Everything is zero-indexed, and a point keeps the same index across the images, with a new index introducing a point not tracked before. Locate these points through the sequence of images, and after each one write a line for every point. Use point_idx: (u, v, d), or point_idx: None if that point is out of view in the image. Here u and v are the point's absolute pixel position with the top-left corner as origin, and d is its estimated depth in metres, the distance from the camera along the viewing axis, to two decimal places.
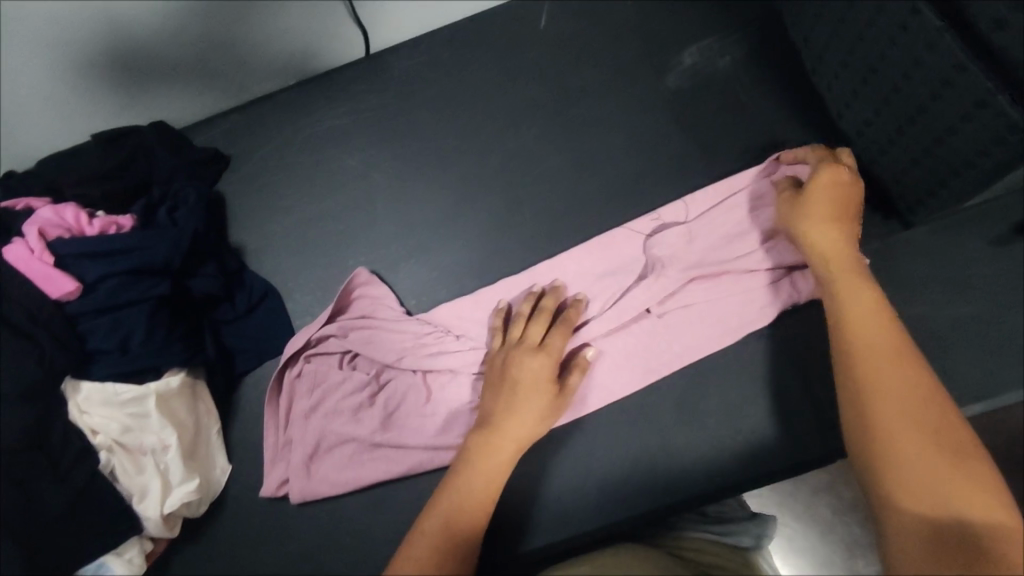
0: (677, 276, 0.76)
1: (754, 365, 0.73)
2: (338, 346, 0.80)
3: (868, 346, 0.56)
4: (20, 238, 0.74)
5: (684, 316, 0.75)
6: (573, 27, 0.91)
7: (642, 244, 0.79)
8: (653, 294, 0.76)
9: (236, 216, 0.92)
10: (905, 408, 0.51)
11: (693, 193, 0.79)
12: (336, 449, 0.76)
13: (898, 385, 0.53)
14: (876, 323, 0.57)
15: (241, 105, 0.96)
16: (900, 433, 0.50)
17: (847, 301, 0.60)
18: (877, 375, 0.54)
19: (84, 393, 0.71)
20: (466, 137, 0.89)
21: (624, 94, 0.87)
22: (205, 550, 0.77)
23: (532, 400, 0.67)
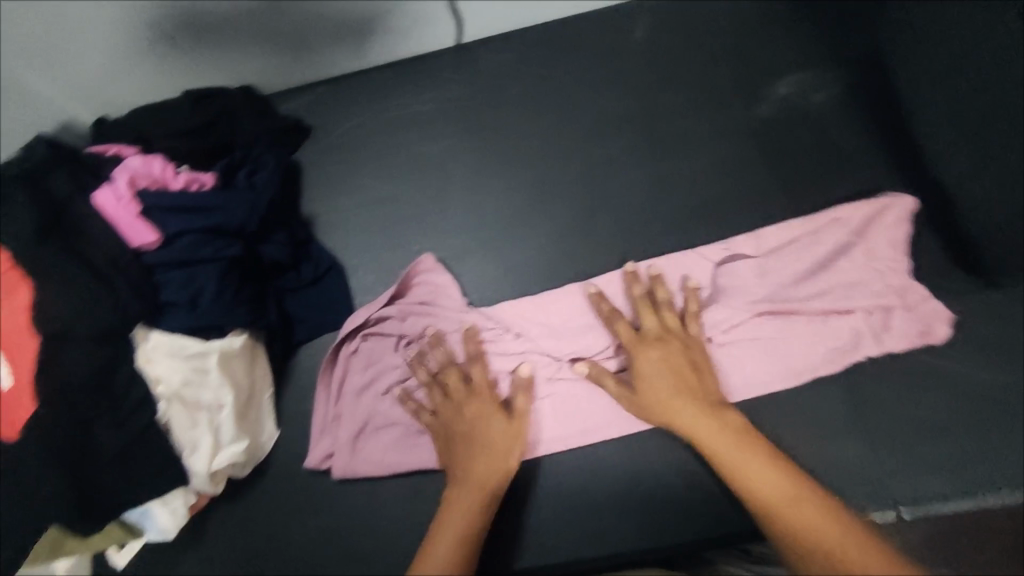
0: (743, 309, 0.77)
1: (806, 405, 0.75)
2: (393, 328, 0.81)
3: (744, 476, 0.62)
4: (109, 183, 0.75)
5: (745, 349, 0.76)
6: (667, 42, 0.91)
7: (711, 270, 0.79)
8: (715, 320, 0.77)
9: (310, 187, 0.92)
10: (821, 531, 0.55)
11: (766, 228, 0.79)
12: (383, 432, 0.79)
13: (806, 513, 0.56)
14: (752, 462, 0.62)
15: (328, 80, 0.97)
16: (831, 554, 0.53)
17: (725, 455, 0.64)
18: (796, 520, 0.56)
19: (152, 342, 0.72)
20: (547, 139, 0.89)
21: (713, 117, 0.86)
22: (247, 509, 0.79)
23: (499, 425, 0.74)
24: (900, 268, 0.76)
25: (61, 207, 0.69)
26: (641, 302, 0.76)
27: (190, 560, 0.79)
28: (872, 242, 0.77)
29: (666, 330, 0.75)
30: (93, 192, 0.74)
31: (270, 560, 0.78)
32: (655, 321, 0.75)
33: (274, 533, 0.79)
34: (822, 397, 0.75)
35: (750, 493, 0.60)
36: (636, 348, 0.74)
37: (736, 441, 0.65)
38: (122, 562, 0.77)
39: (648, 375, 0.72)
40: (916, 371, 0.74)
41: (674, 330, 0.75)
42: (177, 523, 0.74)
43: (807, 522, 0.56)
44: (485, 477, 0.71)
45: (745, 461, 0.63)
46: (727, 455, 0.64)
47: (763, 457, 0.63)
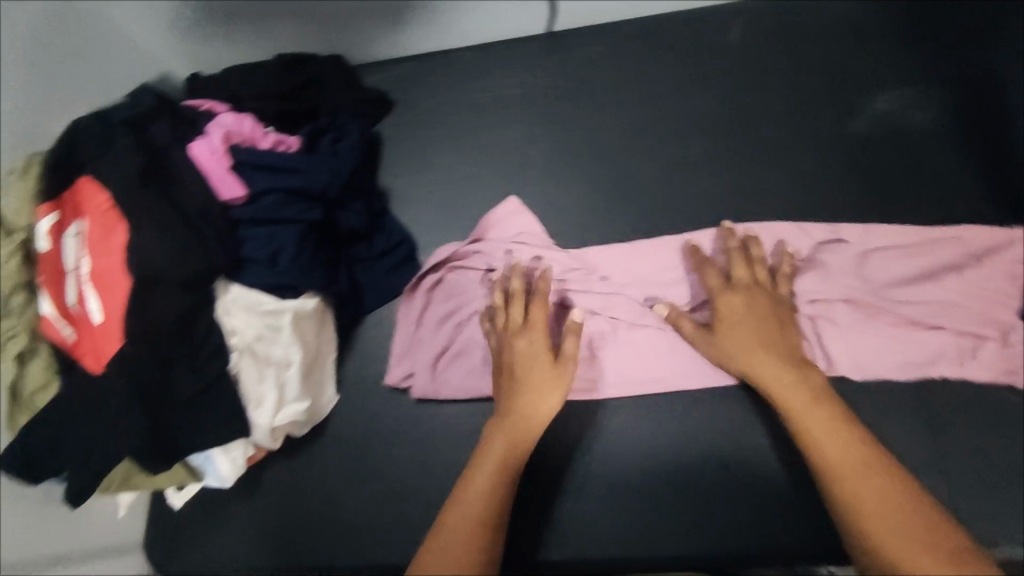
0: (837, 291, 0.78)
1: (872, 429, 0.73)
2: (482, 263, 0.85)
3: (818, 436, 0.65)
4: (203, 135, 0.77)
5: (827, 326, 0.77)
6: (762, 47, 0.89)
7: (811, 245, 0.80)
8: (805, 290, 0.79)
9: (388, 160, 0.94)
10: (880, 503, 0.60)
11: (880, 225, 0.79)
12: (462, 358, 0.82)
13: (870, 485, 0.62)
14: (829, 427, 0.66)
15: (415, 56, 0.98)
16: (884, 524, 0.59)
17: (800, 413, 0.67)
18: (860, 490, 0.61)
19: (232, 294, 0.75)
20: (629, 135, 0.89)
21: (803, 127, 0.85)
22: (303, 466, 0.82)
23: (528, 410, 0.71)
24: (1010, 305, 0.75)
25: (159, 156, 0.72)
26: (734, 254, 0.78)
27: (245, 508, 0.82)
28: (987, 268, 0.76)
29: (752, 283, 0.77)
30: (188, 143, 0.76)
31: (320, 518, 0.80)
32: (745, 273, 0.77)
33: (326, 493, 0.81)
34: (890, 424, 0.74)
35: (818, 454, 0.65)
36: (720, 299, 0.76)
37: (814, 400, 0.68)
38: (181, 502, 0.81)
39: (729, 322, 0.75)
40: (988, 407, 0.73)
41: (759, 282, 0.77)
42: (235, 472, 0.76)
43: (869, 493, 0.61)
44: (503, 462, 0.68)
45: (818, 423, 0.66)
46: (800, 415, 0.67)
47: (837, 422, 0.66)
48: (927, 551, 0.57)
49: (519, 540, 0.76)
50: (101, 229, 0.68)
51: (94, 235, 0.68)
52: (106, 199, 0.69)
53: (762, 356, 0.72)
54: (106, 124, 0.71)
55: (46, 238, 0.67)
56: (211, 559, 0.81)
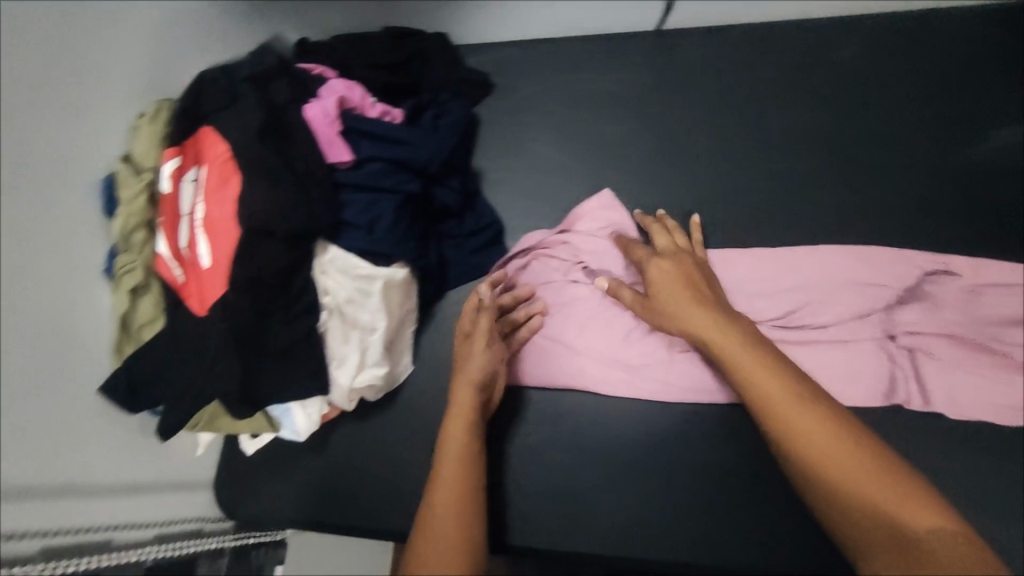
0: (938, 325, 0.78)
1: (954, 469, 0.73)
2: (569, 253, 0.86)
3: (761, 389, 0.60)
4: (317, 99, 0.79)
5: (927, 362, 0.76)
6: (878, 67, 0.88)
7: (916, 276, 0.78)
8: (906, 320, 0.78)
9: (483, 141, 0.94)
10: (837, 451, 0.55)
11: (994, 263, 0.78)
12: (538, 346, 0.83)
13: (819, 428, 0.56)
14: (768, 375, 0.60)
15: (521, 41, 0.98)
16: (846, 472, 0.54)
17: (739, 366, 0.63)
18: (813, 438, 0.56)
19: (329, 255, 0.76)
20: (731, 142, 0.88)
21: (911, 154, 0.84)
22: (373, 431, 0.84)
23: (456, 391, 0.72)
24: None
25: (277, 113, 0.75)
26: (659, 232, 0.80)
27: (313, 465, 0.84)
28: None
29: (676, 249, 0.77)
30: (303, 105, 0.78)
31: (384, 483, 0.82)
32: (667, 242, 0.79)
33: (392, 459, 0.83)
34: (971, 468, 0.73)
35: (762, 407, 0.59)
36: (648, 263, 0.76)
37: (749, 350, 0.63)
38: (253, 449, 0.84)
39: (662, 285, 0.72)
40: None
41: (682, 247, 0.78)
42: (309, 427, 0.78)
43: (822, 439, 0.55)
44: (461, 442, 0.68)
45: (770, 388, 0.59)
46: (753, 385, 0.61)
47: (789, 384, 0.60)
48: (888, 490, 0.52)
49: (579, 530, 0.77)
50: (219, 177, 0.71)
51: (212, 183, 0.70)
52: (226, 150, 0.71)
53: (696, 307, 0.69)
54: (233, 82, 0.74)
55: (168, 181, 0.70)
56: (275, 508, 0.84)
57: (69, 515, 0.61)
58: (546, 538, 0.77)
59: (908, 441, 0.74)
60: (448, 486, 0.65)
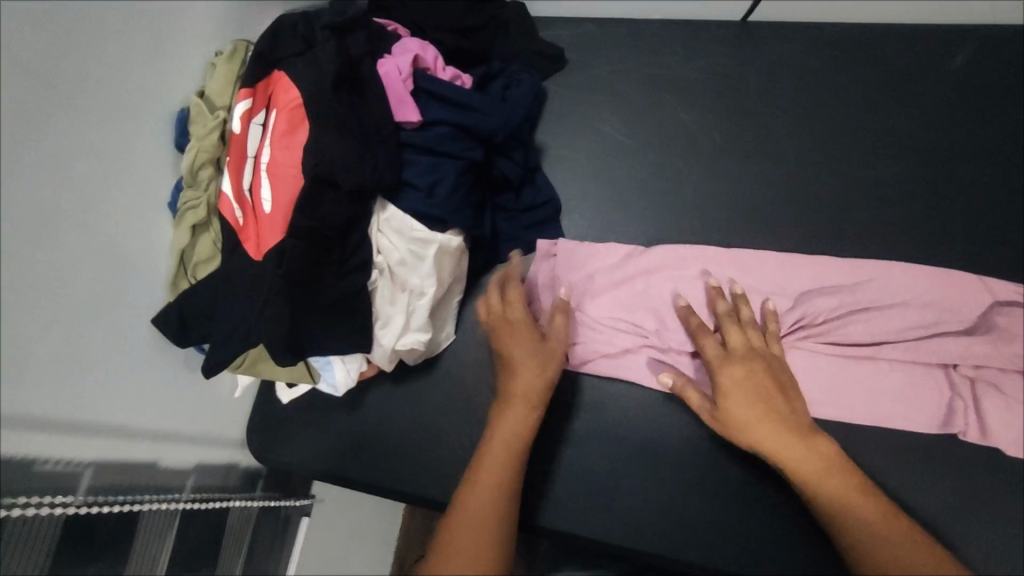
0: (1007, 358, 0.74)
1: (1001, 507, 0.70)
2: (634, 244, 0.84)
3: (810, 475, 0.66)
4: (391, 56, 0.78)
5: (989, 396, 0.73)
6: (985, 77, 0.82)
7: (990, 305, 0.74)
8: (978, 349, 0.74)
9: (548, 117, 0.92)
10: (864, 521, 0.63)
11: None
12: (598, 332, 0.81)
13: (851, 503, 0.64)
14: (816, 463, 0.66)
15: (599, 18, 0.95)
16: (873, 538, 0.62)
17: (794, 454, 0.66)
18: (844, 509, 0.64)
19: (387, 214, 0.76)
20: (808, 144, 0.85)
21: (1004, 175, 0.80)
22: (407, 394, 0.84)
23: (519, 382, 0.71)
24: None
25: (351, 66, 0.74)
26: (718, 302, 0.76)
27: (346, 421, 0.85)
28: None
29: (752, 326, 0.74)
30: (377, 61, 0.77)
31: (413, 448, 0.82)
32: (741, 339, 0.73)
33: (424, 425, 0.83)
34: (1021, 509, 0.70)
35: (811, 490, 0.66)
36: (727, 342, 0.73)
37: (806, 439, 0.67)
38: (287, 398, 0.85)
39: (732, 397, 0.69)
40: None
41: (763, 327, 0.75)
42: (347, 383, 0.79)
43: (854, 514, 0.64)
44: (518, 428, 0.69)
45: (836, 494, 0.64)
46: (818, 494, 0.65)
47: (855, 489, 0.65)
48: (903, 549, 0.61)
49: (603, 519, 0.76)
50: (288, 124, 0.70)
51: (280, 128, 0.70)
52: (298, 97, 0.70)
53: (766, 394, 0.69)
54: (311, 28, 0.74)
55: (239, 122, 0.69)
56: (305, 460, 0.85)
57: (114, 452, 0.64)
58: (574, 523, 0.77)
59: (959, 474, 0.72)
60: (490, 470, 0.66)
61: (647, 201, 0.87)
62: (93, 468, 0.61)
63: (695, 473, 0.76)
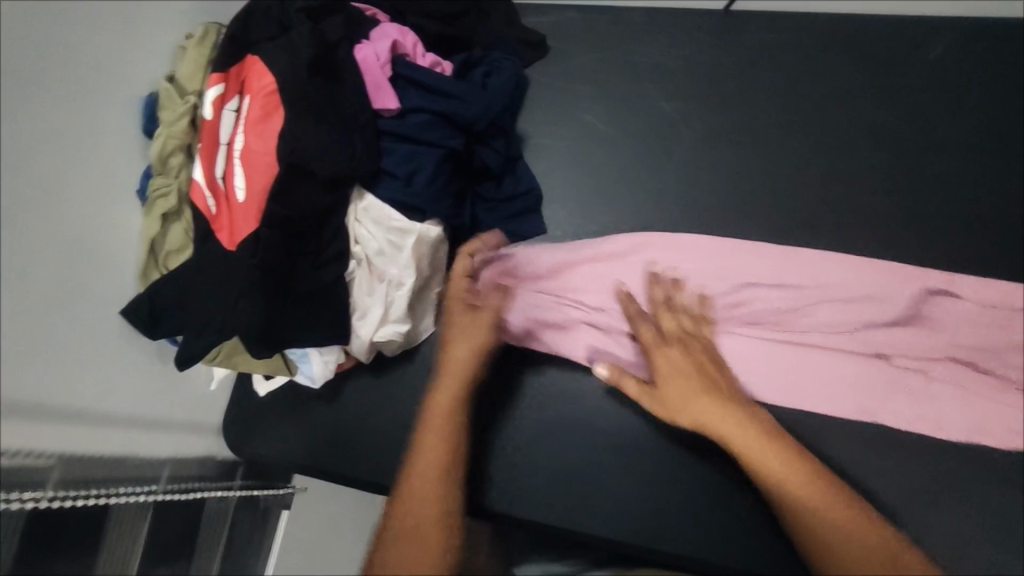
0: (982, 348, 0.74)
1: (971, 493, 0.72)
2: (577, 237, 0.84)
3: (750, 449, 0.67)
4: (369, 41, 0.77)
5: (949, 388, 0.74)
6: (959, 72, 0.83)
7: (930, 292, 0.76)
8: (951, 339, 0.75)
9: (530, 105, 0.91)
10: (811, 491, 0.64)
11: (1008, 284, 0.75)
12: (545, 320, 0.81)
13: (796, 474, 0.65)
14: (756, 437, 0.67)
15: (582, 6, 0.94)
16: (822, 508, 0.63)
17: (732, 429, 0.68)
18: (790, 480, 0.65)
19: (365, 204, 0.74)
20: (788, 135, 0.85)
21: (981, 168, 0.81)
22: (386, 385, 0.83)
23: (452, 358, 0.72)
24: None
25: (328, 51, 0.72)
26: (652, 284, 0.79)
27: (323, 413, 0.84)
28: None
29: (681, 310, 0.78)
30: (355, 46, 0.75)
31: (391, 440, 0.81)
32: (673, 323, 0.76)
33: (403, 416, 0.82)
34: (990, 495, 0.72)
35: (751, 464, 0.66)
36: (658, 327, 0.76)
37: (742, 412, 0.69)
38: (264, 391, 0.83)
39: (669, 374, 0.72)
40: None
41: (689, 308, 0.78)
42: (325, 374, 0.78)
43: (799, 485, 0.64)
44: (450, 403, 0.69)
45: (783, 471, 0.65)
46: (764, 471, 0.66)
47: (799, 463, 0.66)
48: (851, 517, 0.63)
49: (583, 510, 0.76)
50: (261, 110, 0.68)
51: (253, 114, 0.68)
52: (272, 83, 0.68)
53: (693, 370, 0.72)
54: (286, 12, 0.72)
55: (211, 107, 0.67)
56: (286, 451, 0.84)
57: (85, 439, 0.62)
58: (555, 514, 0.76)
59: (931, 461, 0.73)
60: (428, 452, 0.65)
61: (629, 191, 0.86)
62: (63, 456, 0.59)
63: (677, 465, 0.76)
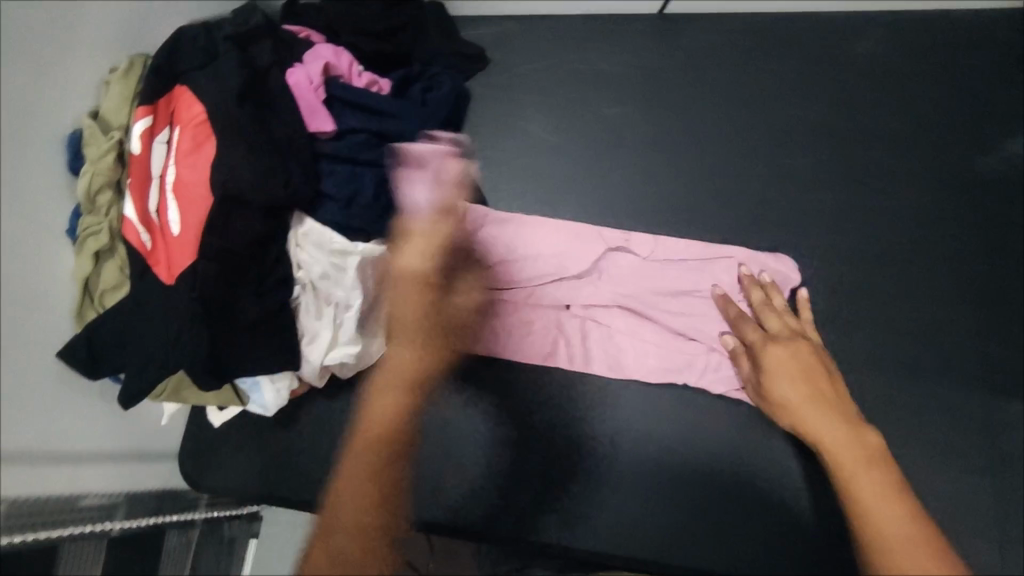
0: (914, 333, 0.78)
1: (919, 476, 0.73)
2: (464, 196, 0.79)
3: (844, 459, 0.59)
4: (302, 64, 0.76)
5: (891, 374, 0.76)
6: (885, 65, 0.86)
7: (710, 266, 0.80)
8: (886, 324, 0.78)
9: (472, 117, 0.91)
10: (892, 520, 0.51)
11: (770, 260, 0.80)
12: None
13: (876, 493, 0.54)
14: (851, 448, 0.60)
15: (519, 17, 0.94)
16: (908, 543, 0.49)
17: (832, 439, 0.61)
18: (871, 501, 0.54)
19: (305, 228, 0.74)
20: (727, 134, 0.86)
21: (913, 158, 0.83)
22: (342, 406, 0.83)
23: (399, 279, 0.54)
24: None
25: (259, 78, 0.72)
26: (767, 298, 0.77)
27: (281, 439, 0.83)
28: None
29: (802, 331, 0.74)
30: (288, 70, 0.75)
31: None
32: (779, 324, 0.74)
33: None
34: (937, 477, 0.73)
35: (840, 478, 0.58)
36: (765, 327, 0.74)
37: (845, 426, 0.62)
38: (219, 421, 0.82)
39: (777, 372, 0.69)
40: None
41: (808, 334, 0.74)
42: (278, 401, 0.77)
43: (880, 509, 0.53)
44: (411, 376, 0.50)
45: (862, 473, 0.57)
46: (845, 476, 0.57)
47: (880, 477, 0.56)
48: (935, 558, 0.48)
49: None
50: (191, 141, 0.67)
51: (183, 146, 0.67)
52: (201, 112, 0.68)
53: (800, 376, 0.68)
54: (213, 40, 0.71)
55: (139, 142, 0.66)
56: (246, 479, 0.83)
57: (39, 481, 0.60)
58: None
59: None
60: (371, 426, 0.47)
61: (574, 197, 0.86)
62: (20, 501, 0.57)
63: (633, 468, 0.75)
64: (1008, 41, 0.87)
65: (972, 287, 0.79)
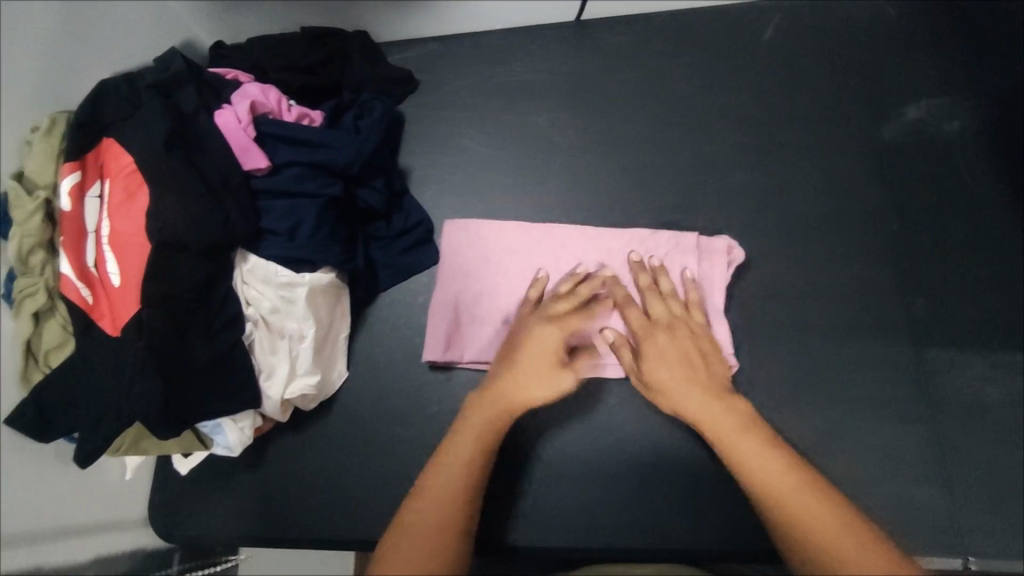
0: (848, 299, 0.81)
1: (869, 433, 0.76)
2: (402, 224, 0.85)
3: (731, 438, 0.64)
4: (229, 105, 0.77)
5: (831, 340, 0.80)
6: (792, 49, 0.91)
7: (656, 252, 0.83)
8: (823, 293, 0.81)
9: (408, 139, 0.93)
10: (800, 501, 0.58)
11: (713, 242, 0.82)
12: None
13: (774, 473, 0.60)
14: (730, 426, 0.65)
15: (442, 37, 0.96)
16: (819, 522, 0.56)
17: (715, 419, 0.66)
18: (773, 484, 0.59)
19: (249, 265, 0.75)
20: (652, 129, 0.89)
21: (828, 132, 0.87)
22: (309, 438, 0.83)
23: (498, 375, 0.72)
24: (1006, 324, 0.79)
25: (185, 122, 0.72)
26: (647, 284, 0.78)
27: (251, 479, 0.83)
28: (978, 289, 0.81)
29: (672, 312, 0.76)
30: (215, 112, 0.76)
31: (322, 491, 0.81)
32: (663, 309, 0.77)
33: (330, 465, 0.82)
34: (883, 432, 0.76)
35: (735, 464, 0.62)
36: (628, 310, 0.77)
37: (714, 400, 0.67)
38: (186, 469, 0.80)
39: (657, 358, 0.72)
40: (969, 414, 0.77)
41: (676, 313, 0.76)
42: (242, 443, 0.76)
43: (781, 491, 0.59)
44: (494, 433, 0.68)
45: (741, 445, 0.63)
46: (734, 452, 0.63)
47: (766, 451, 0.62)
48: (847, 534, 0.55)
49: (522, 522, 0.77)
50: (124, 192, 0.68)
51: (116, 198, 0.68)
52: (130, 162, 0.69)
53: (670, 354, 0.72)
54: (136, 90, 0.72)
55: (68, 198, 0.66)
56: (220, 524, 0.82)
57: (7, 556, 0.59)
58: (499, 532, 0.76)
59: (830, 409, 0.77)
60: (441, 480, 0.63)
61: (515, 207, 0.89)
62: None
63: (592, 458, 0.78)
64: (904, 12, 0.91)
65: (897, 248, 0.83)
